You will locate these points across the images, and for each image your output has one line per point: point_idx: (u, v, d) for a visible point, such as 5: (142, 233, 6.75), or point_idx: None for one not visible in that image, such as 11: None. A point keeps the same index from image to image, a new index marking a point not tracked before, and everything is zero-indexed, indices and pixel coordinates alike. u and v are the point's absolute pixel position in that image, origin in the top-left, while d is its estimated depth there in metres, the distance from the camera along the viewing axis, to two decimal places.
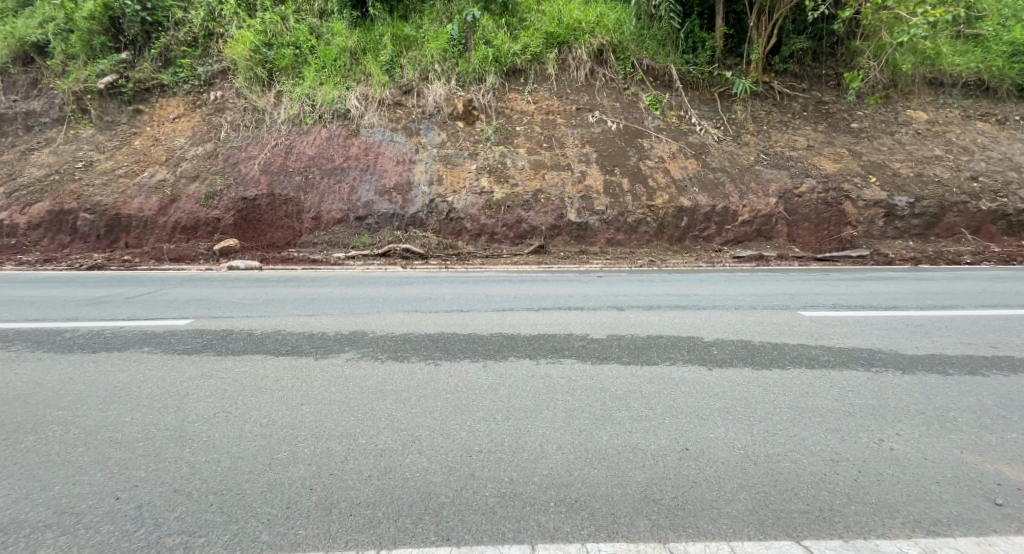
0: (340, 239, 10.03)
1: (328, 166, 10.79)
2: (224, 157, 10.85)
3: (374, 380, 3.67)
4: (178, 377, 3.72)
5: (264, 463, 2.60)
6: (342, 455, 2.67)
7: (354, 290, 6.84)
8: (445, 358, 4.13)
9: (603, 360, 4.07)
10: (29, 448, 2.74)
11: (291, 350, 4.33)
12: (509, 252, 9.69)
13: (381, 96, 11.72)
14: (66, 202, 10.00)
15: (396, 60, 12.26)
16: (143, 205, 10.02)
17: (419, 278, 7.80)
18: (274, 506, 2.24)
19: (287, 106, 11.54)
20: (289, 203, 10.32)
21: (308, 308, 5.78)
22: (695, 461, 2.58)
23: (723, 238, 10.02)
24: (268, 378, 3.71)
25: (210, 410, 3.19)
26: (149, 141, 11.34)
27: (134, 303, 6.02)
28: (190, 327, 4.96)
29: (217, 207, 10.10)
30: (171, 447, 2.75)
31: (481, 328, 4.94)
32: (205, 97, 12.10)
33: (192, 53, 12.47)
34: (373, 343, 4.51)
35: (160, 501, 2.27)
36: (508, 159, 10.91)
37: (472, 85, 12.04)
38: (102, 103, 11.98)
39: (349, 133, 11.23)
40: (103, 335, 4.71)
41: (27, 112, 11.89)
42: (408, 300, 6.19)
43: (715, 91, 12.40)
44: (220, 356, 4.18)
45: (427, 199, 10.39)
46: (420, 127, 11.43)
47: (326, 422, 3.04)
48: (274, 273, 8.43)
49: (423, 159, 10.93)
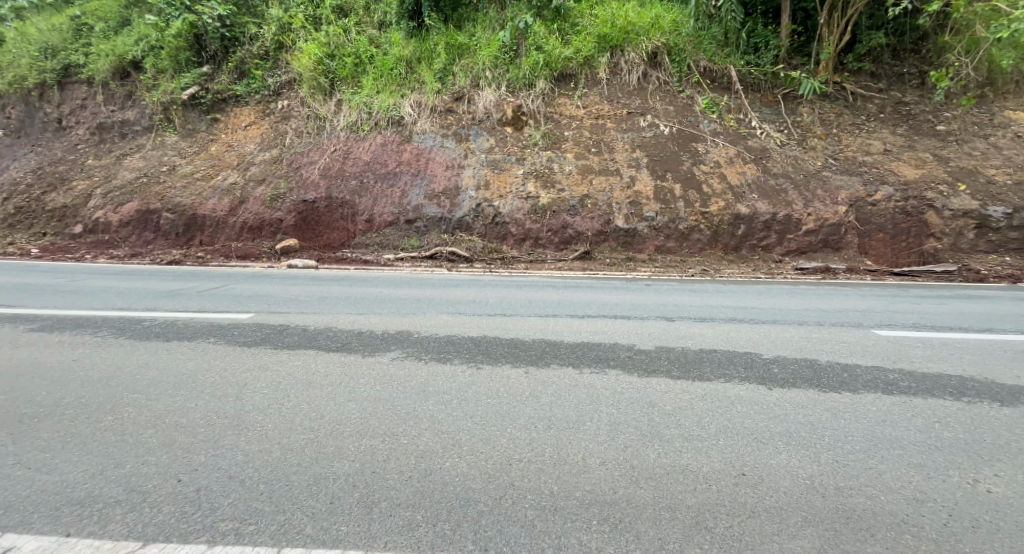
0: (389, 241, 10.31)
1: (381, 171, 11.11)
2: (288, 162, 11.47)
3: (416, 381, 3.67)
4: (237, 368, 3.90)
5: (311, 455, 2.65)
6: (384, 454, 2.67)
7: (401, 290, 6.97)
8: (487, 362, 4.08)
9: (651, 373, 3.86)
10: (109, 426, 2.93)
11: (340, 347, 4.43)
12: (553, 258, 9.58)
13: (433, 104, 11.97)
14: (151, 203, 10.92)
15: (449, 68, 12.49)
16: (216, 206, 10.75)
17: (463, 281, 7.81)
18: (318, 500, 2.28)
19: (346, 114, 12.04)
20: (344, 206, 10.72)
21: (359, 307, 5.93)
22: (753, 489, 2.37)
23: (784, 248, 9.42)
24: (319, 372, 3.83)
25: (265, 401, 3.30)
26: (223, 147, 12.16)
27: (204, 296, 6.43)
28: (251, 320, 5.23)
29: (281, 208, 10.66)
30: (228, 434, 2.86)
31: (524, 334, 4.86)
32: (273, 106, 12.80)
33: (263, 65, 13.27)
34: (417, 343, 4.53)
35: (216, 487, 2.37)
36: (555, 163, 10.80)
37: (522, 91, 12.04)
38: (184, 113, 13.00)
39: (403, 139, 11.55)
40: (175, 324, 5.06)
41: (123, 122, 13.17)
42: (453, 303, 6.22)
43: (780, 93, 11.73)
44: (276, 349, 4.35)
45: (474, 203, 10.47)
46: (469, 133, 11.56)
47: (370, 419, 3.06)
48: (328, 272, 8.74)
49: (471, 164, 11.03)
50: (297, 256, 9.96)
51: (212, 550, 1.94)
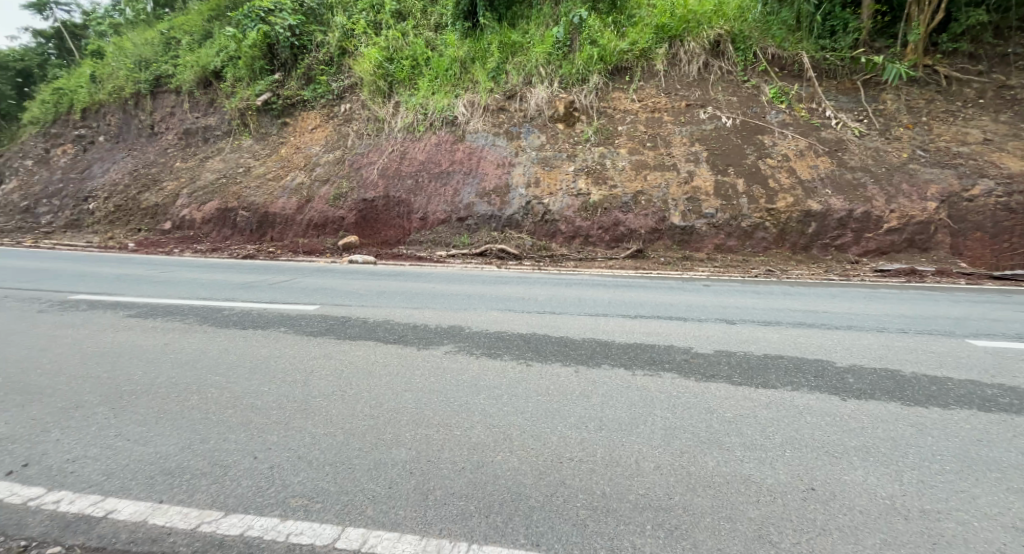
0: (442, 239, 10.54)
1: (435, 170, 11.37)
2: (349, 163, 12.01)
3: (469, 375, 3.74)
4: (304, 356, 4.15)
5: (371, 441, 2.77)
6: (439, 444, 2.75)
7: (453, 286, 7.12)
8: (537, 359, 4.08)
9: (709, 377, 3.71)
10: (195, 404, 3.21)
11: (396, 339, 4.59)
12: (604, 256, 9.43)
13: (486, 102, 12.08)
14: (229, 202, 11.81)
15: (502, 66, 12.57)
16: (285, 205, 11.46)
17: (515, 278, 7.85)
18: (378, 484, 2.39)
19: (403, 115, 12.44)
20: (401, 204, 11.09)
21: (414, 301, 6.12)
22: (824, 505, 2.23)
23: (861, 248, 8.75)
24: (377, 363, 3.99)
25: (329, 388, 3.48)
26: (292, 149, 12.92)
27: (276, 289, 6.88)
28: (316, 312, 5.54)
29: (343, 207, 11.19)
30: (298, 417, 3.05)
31: (574, 332, 4.81)
32: (337, 110, 13.43)
33: (328, 70, 13.95)
34: (469, 338, 4.61)
35: (287, 465, 2.54)
36: (608, 159, 10.59)
37: (575, 86, 11.90)
38: (258, 118, 13.93)
39: (456, 138, 11.76)
40: (250, 314, 5.45)
41: (206, 128, 14.33)
42: (504, 299, 6.27)
43: (858, 79, 10.88)
44: (339, 339, 4.58)
45: (525, 200, 10.48)
46: (520, 131, 11.55)
47: (425, 410, 3.15)
48: (386, 268, 9.08)
49: (522, 162, 11.04)
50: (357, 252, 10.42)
51: (285, 524, 2.12)
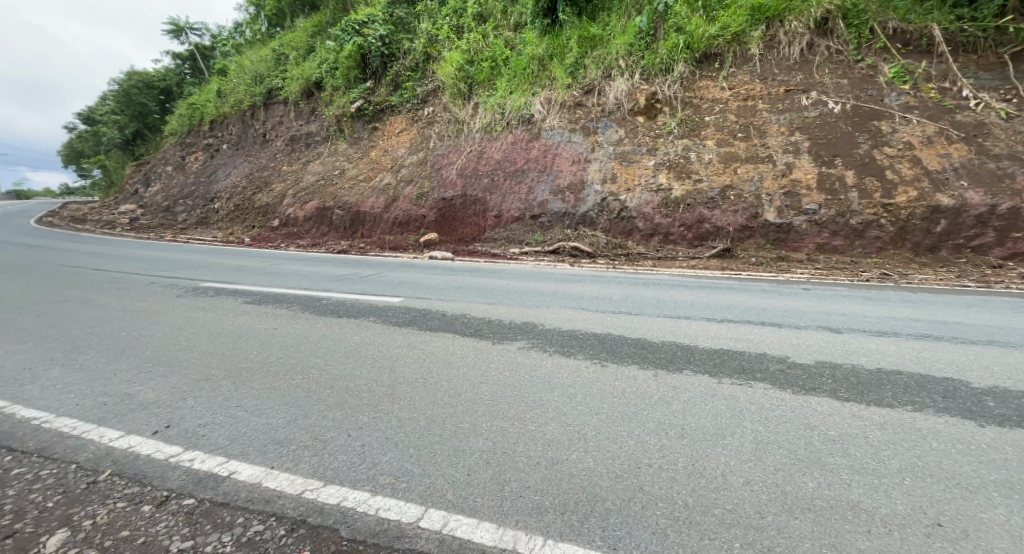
0: (515, 237, 10.63)
1: (510, 169, 11.52)
2: (430, 164, 12.52)
3: (543, 371, 3.75)
4: (390, 344, 4.42)
5: (450, 428, 2.88)
6: (514, 437, 2.79)
7: (527, 283, 7.17)
8: (612, 360, 3.99)
9: (810, 391, 3.40)
10: (299, 383, 3.53)
11: (472, 332, 4.73)
12: (686, 255, 8.99)
13: (563, 99, 11.99)
14: (326, 202, 12.87)
15: (580, 61, 12.42)
16: (374, 204, 12.24)
17: (590, 277, 7.73)
18: (457, 470, 2.48)
19: (481, 116, 12.73)
20: (477, 203, 11.36)
21: (489, 297, 6.26)
22: (952, 545, 1.96)
23: (1005, 250, 7.56)
24: (455, 354, 4.14)
25: (413, 376, 3.66)
26: (380, 152, 13.75)
27: (365, 281, 7.39)
28: (401, 304, 5.87)
29: (424, 206, 11.71)
30: (385, 401, 3.24)
31: (653, 335, 4.64)
32: (420, 113, 14.06)
33: (414, 76, 14.66)
34: (543, 335, 4.62)
35: (376, 444, 2.71)
36: (692, 152, 10.07)
37: (658, 77, 11.45)
38: (352, 124, 14.99)
39: (532, 137, 11.82)
40: (343, 304, 5.90)
41: (308, 134, 15.71)
42: (579, 297, 6.20)
43: (1005, 52, 9.44)
44: (420, 330, 4.81)
45: (599, 197, 10.29)
46: (598, 126, 11.32)
47: (501, 403, 3.21)
48: (463, 264, 9.36)
49: (598, 158, 10.82)
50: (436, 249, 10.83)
51: (374, 499, 2.28)
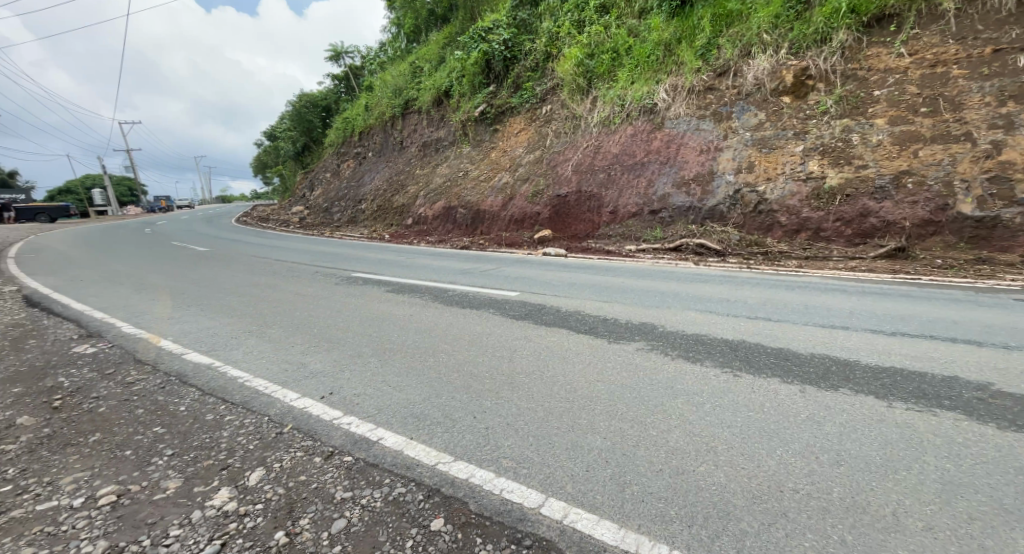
0: (632, 233, 10.25)
1: (629, 162, 11.16)
2: (547, 161, 12.68)
3: (665, 375, 3.58)
4: (507, 336, 4.58)
5: (568, 423, 2.90)
6: (634, 440, 2.71)
7: (646, 282, 6.88)
8: (747, 370, 3.64)
9: (1019, 428, 2.75)
10: (430, 366, 3.84)
11: (588, 330, 4.69)
12: (840, 254, 7.86)
13: (692, 84, 11.23)
14: (451, 201, 13.78)
15: (713, 42, 11.52)
16: (493, 203, 12.80)
17: (716, 277, 7.17)
18: (576, 465, 2.50)
19: (600, 110, 12.52)
20: (592, 199, 11.23)
21: (605, 295, 6.15)
22: None
23: None
24: (569, 350, 4.15)
25: (530, 368, 3.76)
26: (500, 153, 14.30)
27: (484, 276, 7.76)
28: (517, 298, 6.05)
29: (539, 203, 11.89)
30: (505, 389, 3.38)
31: (798, 345, 4.14)
32: (538, 112, 14.28)
33: (534, 76, 14.94)
34: (664, 338, 4.41)
35: (498, 429, 2.85)
36: (854, 134, 8.71)
37: (810, 49, 10.12)
38: (475, 127, 15.80)
39: (654, 127, 11.28)
40: (465, 296, 6.27)
41: (437, 140, 16.98)
42: (704, 300, 5.78)
43: None
44: (536, 325, 4.90)
45: (732, 189, 9.47)
46: (732, 110, 10.37)
47: (620, 403, 3.14)
48: (578, 260, 9.32)
49: (732, 145, 9.93)
50: (550, 245, 10.92)
51: (499, 480, 2.40)
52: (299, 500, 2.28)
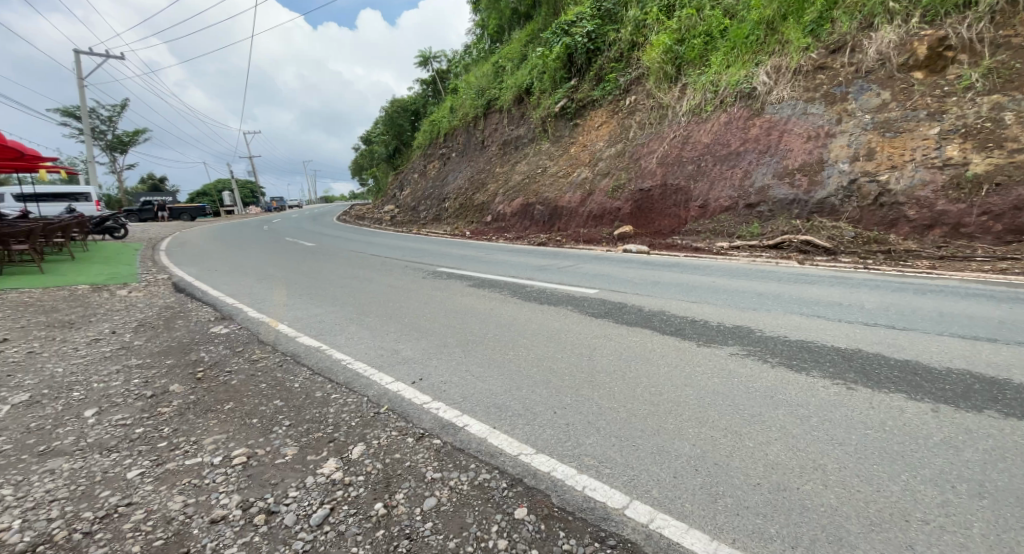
0: (724, 228, 9.61)
1: (722, 153, 10.49)
2: (630, 155, 12.30)
3: (762, 384, 3.33)
4: (587, 334, 4.53)
5: (654, 426, 2.80)
6: (728, 449, 2.55)
7: (738, 282, 6.42)
8: (863, 383, 3.26)
9: None
10: (513, 359, 3.91)
11: (674, 331, 4.49)
12: (985, 254, 6.75)
13: (799, 63, 10.25)
14: (530, 198, 13.86)
15: (826, 15, 10.40)
16: (571, 198, 12.68)
17: (822, 278, 6.50)
18: (663, 470, 2.41)
19: (690, 97, 11.89)
20: (678, 192, 10.71)
21: (692, 295, 5.83)
22: None
23: None
24: (654, 351, 4.01)
25: (612, 367, 3.69)
26: (580, 147, 14.11)
27: (563, 272, 7.72)
28: (597, 296, 5.95)
29: (620, 198, 11.58)
30: (587, 387, 3.34)
31: (927, 358, 3.64)
32: (622, 104, 13.89)
33: (618, 67, 14.53)
34: (761, 343, 4.09)
35: (580, 426, 2.83)
36: (1008, 112, 7.43)
37: (951, 15, 8.81)
38: (555, 122, 15.74)
39: (753, 113, 10.48)
40: (545, 292, 6.29)
41: (518, 138, 17.18)
42: (807, 302, 5.27)
43: None
44: (618, 324, 4.78)
45: (846, 179, 8.52)
46: (849, 90, 9.30)
47: (711, 410, 2.98)
48: (662, 258, 8.94)
49: (847, 130, 8.91)
50: (632, 241, 10.58)
51: (581, 477, 2.39)
52: (395, 476, 2.45)
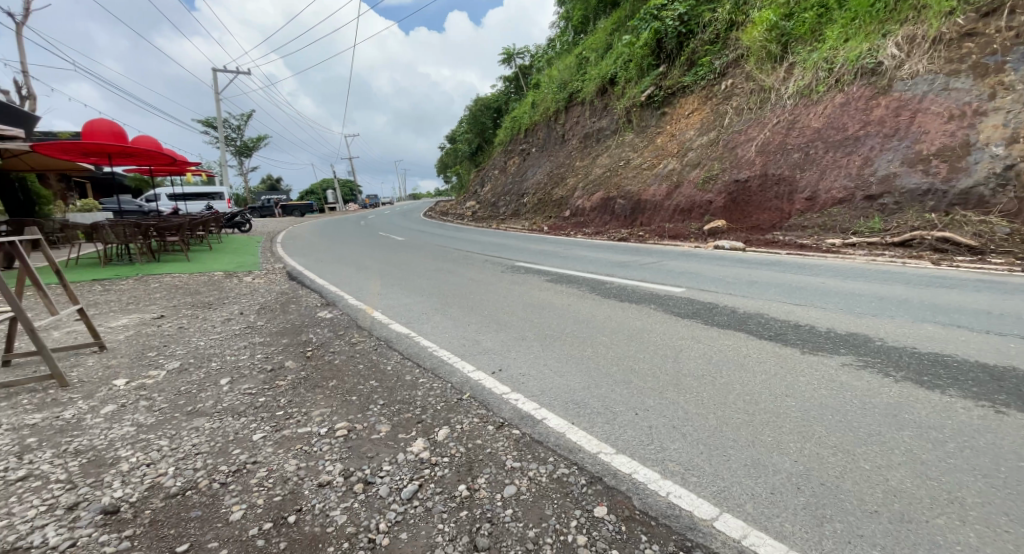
0: (835, 223, 8.60)
1: (836, 138, 9.43)
2: (725, 143, 11.48)
3: (883, 400, 2.93)
4: (671, 334, 4.31)
5: (747, 437, 2.59)
6: (838, 470, 2.29)
7: (852, 285, 5.73)
8: (1017, 408, 2.75)
9: None
10: (593, 357, 3.83)
11: (773, 336, 4.11)
12: None
13: (939, 31, 8.83)
14: (612, 192, 13.47)
15: None
16: (656, 192, 12.15)
17: (960, 282, 5.59)
18: (759, 485, 2.22)
19: (799, 77, 10.85)
20: (782, 183, 9.81)
21: (793, 297, 5.31)
22: None
23: None
24: (749, 356, 3.71)
25: (699, 371, 3.48)
26: (668, 137, 13.44)
27: (646, 269, 7.42)
28: (684, 294, 5.63)
29: (712, 190, 10.85)
30: (672, 391, 3.18)
31: None
32: (716, 89, 12.98)
33: (712, 50, 13.60)
34: (881, 355, 3.60)
35: (664, 430, 2.71)
36: None
37: None
38: (641, 112, 15.15)
39: (877, 92, 9.28)
40: (627, 289, 6.09)
41: (600, 130, 16.78)
42: (941, 310, 4.56)
43: None
44: (707, 325, 4.50)
45: (1000, 165, 7.23)
46: (1008, 59, 7.83)
47: (816, 425, 2.69)
48: (758, 256, 8.24)
49: (1004, 107, 7.54)
50: (724, 237, 9.88)
51: (665, 482, 2.29)
52: (477, 461, 2.52)
